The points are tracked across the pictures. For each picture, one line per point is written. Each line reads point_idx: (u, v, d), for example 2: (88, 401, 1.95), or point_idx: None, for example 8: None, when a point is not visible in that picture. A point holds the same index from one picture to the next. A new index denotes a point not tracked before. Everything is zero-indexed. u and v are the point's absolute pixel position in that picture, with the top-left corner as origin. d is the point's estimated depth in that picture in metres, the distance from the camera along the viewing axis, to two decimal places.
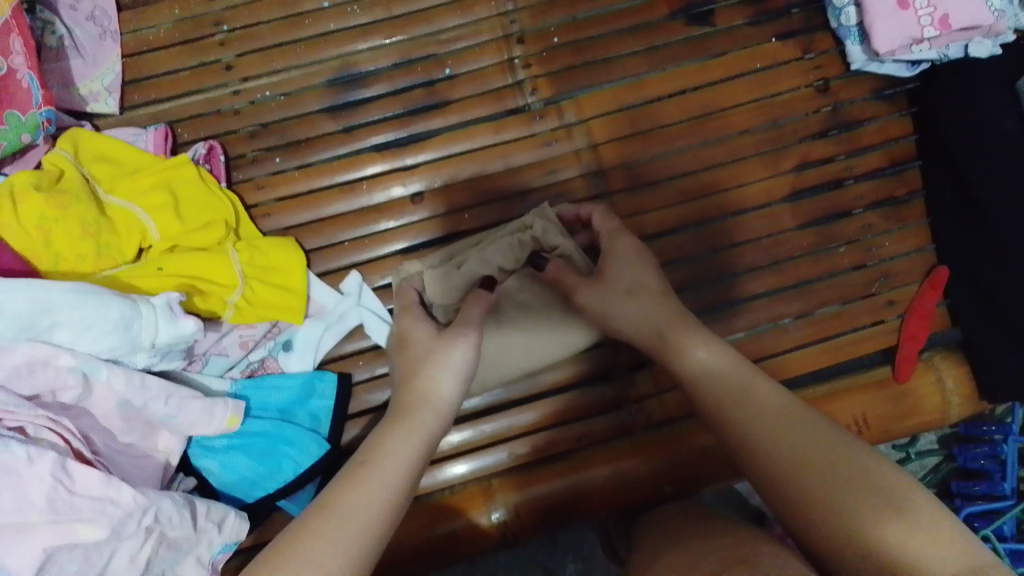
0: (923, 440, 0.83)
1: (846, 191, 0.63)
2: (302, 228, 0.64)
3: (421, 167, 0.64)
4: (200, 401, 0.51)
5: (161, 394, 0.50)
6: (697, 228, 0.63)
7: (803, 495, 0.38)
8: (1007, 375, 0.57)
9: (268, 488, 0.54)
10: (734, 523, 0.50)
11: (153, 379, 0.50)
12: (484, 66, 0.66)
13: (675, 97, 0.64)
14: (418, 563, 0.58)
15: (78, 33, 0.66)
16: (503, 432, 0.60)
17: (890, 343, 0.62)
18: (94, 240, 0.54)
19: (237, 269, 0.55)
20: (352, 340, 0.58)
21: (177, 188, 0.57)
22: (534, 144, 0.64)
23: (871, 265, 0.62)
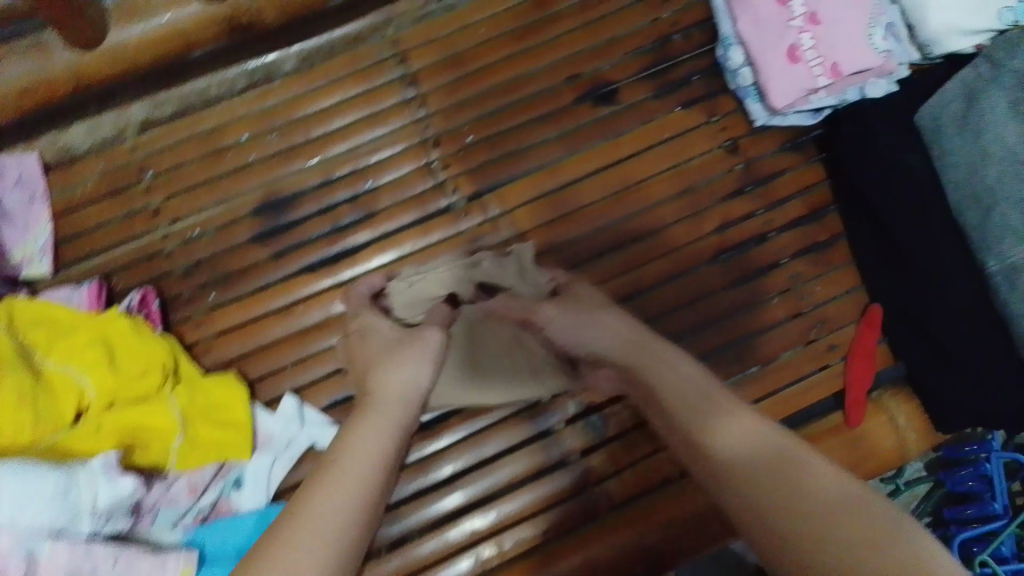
0: (909, 469, 0.82)
1: (770, 243, 0.64)
2: (245, 359, 0.64)
3: (355, 282, 0.65)
4: (150, 559, 0.50)
5: (108, 556, 0.49)
6: (632, 301, 0.63)
7: (768, 505, 0.37)
8: (955, 403, 0.58)
9: None
10: None
11: (99, 545, 0.49)
12: (405, 172, 0.67)
13: (592, 177, 0.66)
14: None
15: (8, 201, 0.65)
16: (466, 539, 0.59)
17: (838, 387, 0.62)
18: (30, 407, 0.52)
19: (177, 414, 0.56)
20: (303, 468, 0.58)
21: (112, 342, 0.57)
22: (462, 242, 0.65)
23: (805, 314, 0.63)
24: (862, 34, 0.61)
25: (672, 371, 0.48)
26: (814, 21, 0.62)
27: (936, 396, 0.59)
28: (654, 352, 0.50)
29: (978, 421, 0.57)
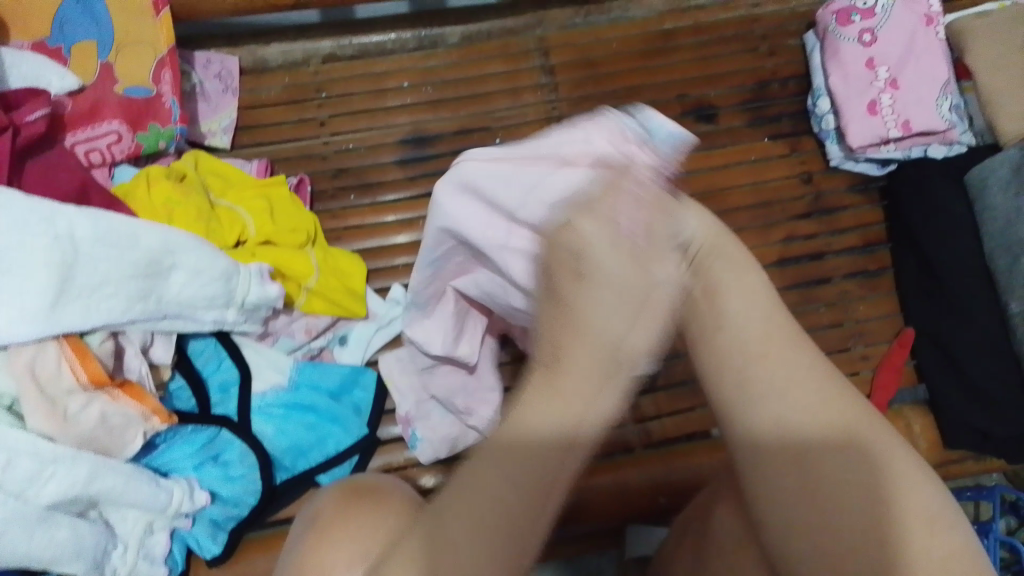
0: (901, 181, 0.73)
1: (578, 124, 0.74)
2: (258, 148, 0.71)
3: (260, 148, 0.71)
4: (125, 424, 0.50)
5: (107, 426, 0.49)
6: None
7: (810, 475, 0.32)
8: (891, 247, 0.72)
9: (313, 460, 0.59)
10: (659, 464, 0.64)
11: (113, 414, 0.49)
12: (268, 96, 0.72)
13: (367, 90, 0.73)
14: None
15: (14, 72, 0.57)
16: None
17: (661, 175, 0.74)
18: (203, 223, 0.59)
19: (276, 191, 0.64)
20: (357, 343, 0.64)
21: (206, 173, 0.64)
22: (301, 158, 0.71)
23: (674, 459, 0.64)
24: (932, 99, 0.73)
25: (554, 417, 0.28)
26: (895, 85, 0.73)
27: (948, 412, 0.67)
28: (645, 307, 0.31)
29: (842, 272, 0.73)
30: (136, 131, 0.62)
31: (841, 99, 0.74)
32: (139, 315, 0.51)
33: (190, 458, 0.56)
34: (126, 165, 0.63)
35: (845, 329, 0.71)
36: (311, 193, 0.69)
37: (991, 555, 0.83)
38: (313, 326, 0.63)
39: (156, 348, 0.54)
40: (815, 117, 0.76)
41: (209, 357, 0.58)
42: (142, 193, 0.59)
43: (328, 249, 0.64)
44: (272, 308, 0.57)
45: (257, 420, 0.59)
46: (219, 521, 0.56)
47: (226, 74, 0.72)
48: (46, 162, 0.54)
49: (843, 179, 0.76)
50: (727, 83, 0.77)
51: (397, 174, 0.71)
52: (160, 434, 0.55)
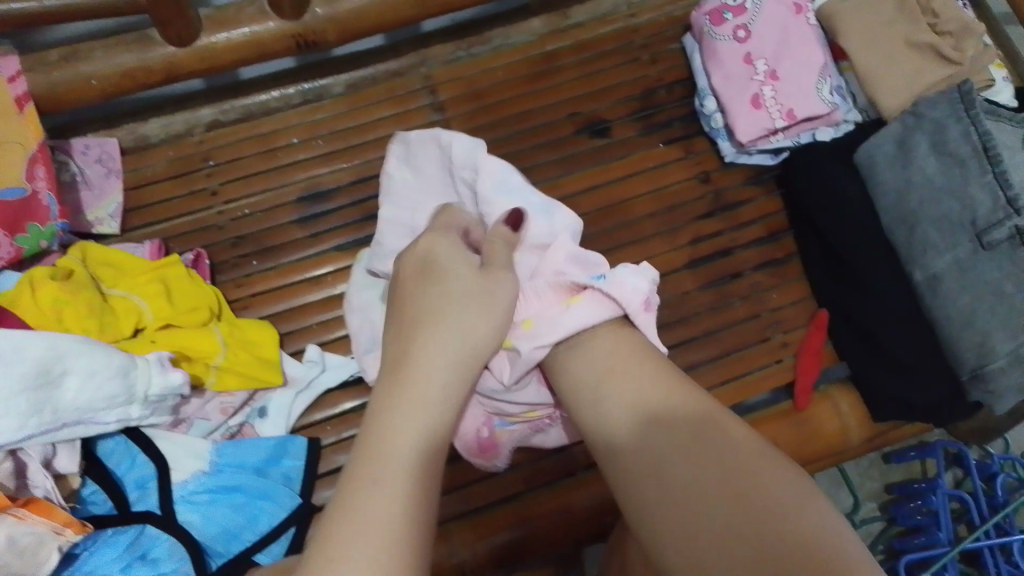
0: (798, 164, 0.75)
1: None
2: (152, 228, 0.69)
3: (153, 227, 0.69)
4: (34, 543, 0.48)
5: (16, 548, 0.47)
6: None
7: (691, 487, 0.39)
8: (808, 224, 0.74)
9: (247, 540, 0.57)
10: (599, 485, 0.64)
11: (20, 534, 0.47)
12: (156, 174, 0.71)
13: (256, 152, 0.72)
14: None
15: None
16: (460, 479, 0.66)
17: (562, 195, 0.74)
18: (96, 318, 0.58)
19: (171, 272, 0.63)
20: (279, 412, 0.63)
21: (95, 265, 0.62)
22: (197, 231, 0.69)
23: None
24: (812, 84, 0.74)
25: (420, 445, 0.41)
26: (774, 76, 0.74)
27: (872, 388, 0.68)
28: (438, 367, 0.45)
29: (752, 265, 0.74)
30: (14, 234, 0.60)
31: (724, 98, 0.75)
32: (36, 428, 0.49)
33: (116, 562, 0.53)
34: (9, 272, 0.61)
35: (762, 319, 0.72)
36: (211, 265, 0.68)
37: (941, 511, 0.83)
38: (229, 404, 0.61)
39: (60, 458, 0.52)
40: (705, 116, 0.78)
41: (121, 456, 0.57)
42: (28, 297, 0.56)
43: (233, 322, 0.63)
44: (179, 394, 0.56)
45: (183, 510, 0.57)
46: None
47: (108, 158, 0.70)
48: None
49: (740, 173, 0.77)
50: (616, 95, 0.78)
51: (298, 233, 0.70)
52: (79, 543, 0.52)
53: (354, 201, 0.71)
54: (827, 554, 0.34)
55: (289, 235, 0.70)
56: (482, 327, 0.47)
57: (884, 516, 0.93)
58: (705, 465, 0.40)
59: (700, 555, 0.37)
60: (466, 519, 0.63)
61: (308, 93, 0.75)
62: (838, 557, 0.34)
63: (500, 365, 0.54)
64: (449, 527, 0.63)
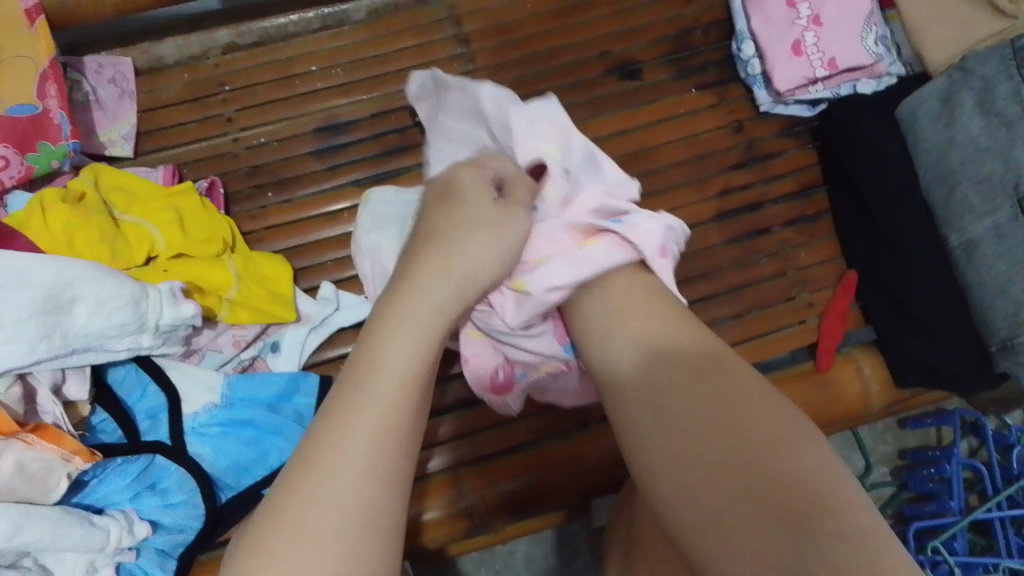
0: (836, 115, 0.72)
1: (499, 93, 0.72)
2: (165, 154, 0.67)
3: (167, 153, 0.67)
4: (44, 469, 0.48)
5: (25, 474, 0.47)
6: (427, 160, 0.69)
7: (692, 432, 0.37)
8: (844, 181, 0.71)
9: (257, 474, 0.57)
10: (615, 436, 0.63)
11: (30, 460, 0.47)
12: (170, 97, 0.69)
13: (273, 80, 0.70)
14: (419, 540, 0.61)
15: None
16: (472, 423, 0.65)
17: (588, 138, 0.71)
18: (108, 244, 0.56)
19: (184, 200, 0.61)
20: (296, 347, 0.61)
21: (108, 191, 0.61)
22: (211, 159, 0.67)
23: None
24: (857, 33, 0.71)
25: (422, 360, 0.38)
26: (818, 21, 0.72)
27: (896, 354, 0.66)
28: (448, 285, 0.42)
29: (781, 220, 0.72)
30: (25, 152, 0.58)
31: (763, 42, 0.72)
32: (44, 353, 0.48)
33: (126, 490, 0.53)
34: (20, 192, 0.59)
35: (788, 278, 0.70)
36: (225, 195, 0.66)
37: (955, 480, 0.82)
38: (241, 338, 0.60)
39: (70, 384, 0.51)
40: (741, 62, 0.74)
41: (132, 384, 0.57)
42: (38, 221, 0.55)
43: (247, 255, 0.61)
44: (191, 326, 0.55)
45: (193, 442, 0.57)
46: (167, 549, 0.54)
47: (121, 78, 0.68)
48: None
49: (774, 124, 0.74)
50: (649, 35, 0.75)
51: (314, 165, 0.68)
52: (88, 471, 0.52)
53: (374, 135, 0.69)
54: (829, 504, 0.31)
55: (306, 167, 0.68)
56: (505, 238, 0.47)
57: (895, 481, 0.93)
58: (714, 405, 0.37)
59: (694, 492, 0.35)
60: (477, 466, 0.63)
61: (328, 20, 0.72)
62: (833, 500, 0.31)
63: (502, 304, 0.53)
64: (460, 473, 0.62)
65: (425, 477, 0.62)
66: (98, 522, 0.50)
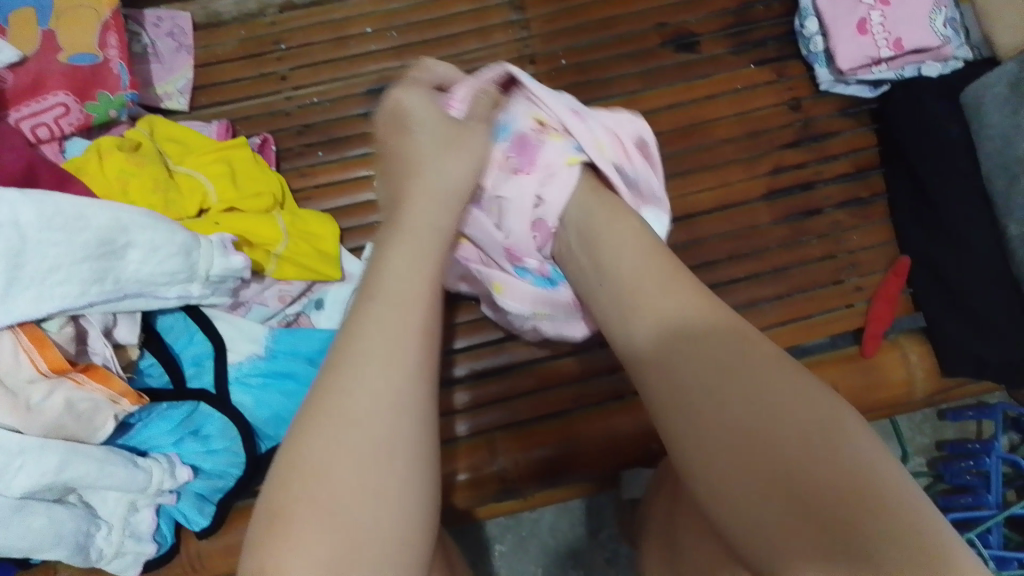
0: (898, 97, 0.70)
1: (553, 61, 0.71)
2: (219, 109, 0.68)
3: (221, 107, 0.68)
4: (91, 408, 0.49)
5: (73, 412, 0.48)
6: None
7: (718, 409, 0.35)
8: (902, 166, 0.69)
9: None
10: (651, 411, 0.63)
11: (79, 400, 0.48)
12: (226, 52, 0.69)
13: (328, 38, 0.70)
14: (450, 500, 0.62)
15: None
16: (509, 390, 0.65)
17: (640, 110, 0.70)
18: (162, 193, 0.57)
19: (236, 154, 0.62)
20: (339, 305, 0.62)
21: (163, 142, 0.62)
22: (263, 115, 0.68)
23: None
24: (925, 14, 0.69)
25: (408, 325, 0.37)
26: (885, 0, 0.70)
27: (946, 342, 0.64)
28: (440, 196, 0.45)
29: (833, 201, 0.70)
30: (84, 101, 0.59)
31: (828, 19, 0.70)
32: (97, 297, 0.49)
33: (169, 434, 0.55)
34: (78, 138, 0.60)
35: (837, 261, 0.69)
36: (276, 152, 0.67)
37: (992, 475, 0.80)
38: (287, 293, 0.61)
39: (120, 328, 0.52)
40: (803, 39, 0.73)
41: (180, 331, 0.58)
42: (95, 167, 0.56)
43: (296, 212, 0.62)
44: (239, 278, 0.56)
45: (236, 391, 0.58)
46: (205, 493, 0.55)
47: (178, 32, 0.69)
48: None
49: (833, 103, 0.72)
50: (708, 8, 0.73)
51: (364, 126, 0.68)
52: (134, 414, 0.54)
53: None
54: (870, 489, 0.30)
55: (357, 127, 0.68)
56: (466, 156, 0.48)
57: (931, 472, 0.91)
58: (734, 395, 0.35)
59: (730, 481, 0.33)
60: (511, 431, 0.63)
61: None
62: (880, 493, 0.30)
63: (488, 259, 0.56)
64: (494, 439, 0.63)
65: (459, 439, 0.63)
66: (142, 464, 0.52)
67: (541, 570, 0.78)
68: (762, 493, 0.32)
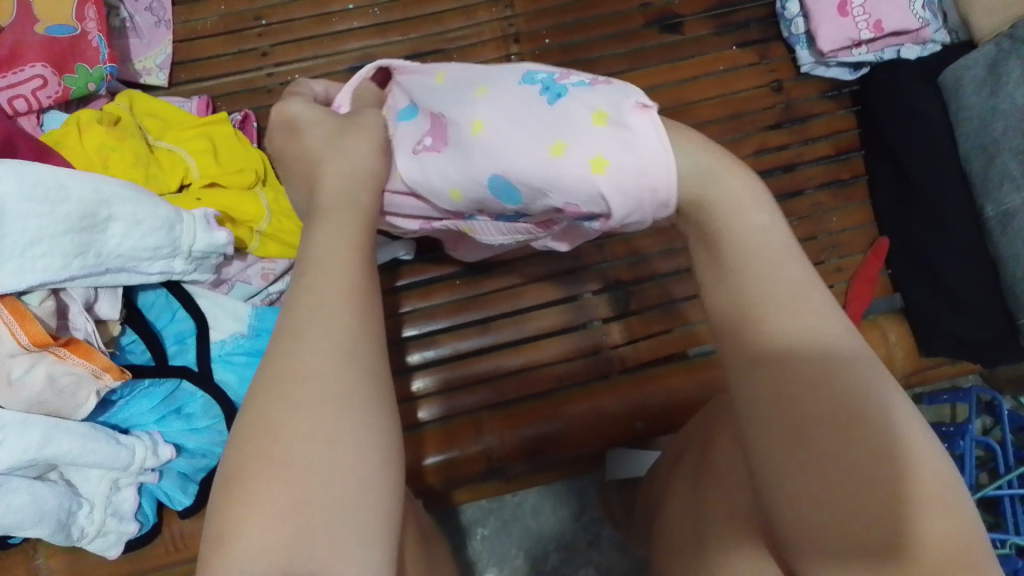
0: (879, 79, 0.71)
1: (537, 41, 0.71)
2: (199, 86, 0.67)
3: (201, 84, 0.67)
4: (73, 384, 0.48)
5: (56, 388, 0.47)
6: None
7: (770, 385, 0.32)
8: (883, 145, 0.70)
9: None
10: (636, 390, 0.63)
11: (61, 374, 0.47)
12: (206, 28, 0.68)
13: (310, 16, 0.69)
14: (434, 479, 0.62)
15: None
16: (493, 370, 0.64)
17: None
18: (143, 169, 0.56)
19: (217, 130, 0.60)
20: None
21: (143, 117, 0.61)
22: (245, 92, 0.67)
23: (650, 383, 0.63)
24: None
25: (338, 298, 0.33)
26: None
27: (926, 322, 0.65)
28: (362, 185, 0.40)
29: (815, 182, 0.71)
30: (63, 74, 0.58)
31: (810, 1, 0.71)
32: (78, 270, 0.48)
33: (151, 413, 0.54)
34: (56, 111, 0.59)
35: (818, 242, 0.69)
36: (258, 129, 0.66)
37: (966, 457, 0.81)
38: (270, 271, 0.60)
39: (102, 303, 0.52)
40: (785, 21, 0.73)
41: (162, 308, 0.57)
42: (74, 139, 0.55)
43: (279, 189, 0.61)
44: (223, 254, 0.55)
45: (218, 369, 0.57)
46: (188, 473, 0.55)
47: (158, 7, 0.68)
48: None
49: (814, 85, 0.73)
50: None
51: None
52: (116, 391, 0.53)
53: None
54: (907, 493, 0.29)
55: None
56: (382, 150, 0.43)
57: None
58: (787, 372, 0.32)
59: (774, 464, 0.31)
60: (500, 411, 0.63)
61: None
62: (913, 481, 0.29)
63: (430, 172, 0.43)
64: (480, 417, 0.62)
65: (445, 418, 0.63)
66: (126, 442, 0.51)
67: (523, 553, 0.78)
68: (820, 491, 0.30)
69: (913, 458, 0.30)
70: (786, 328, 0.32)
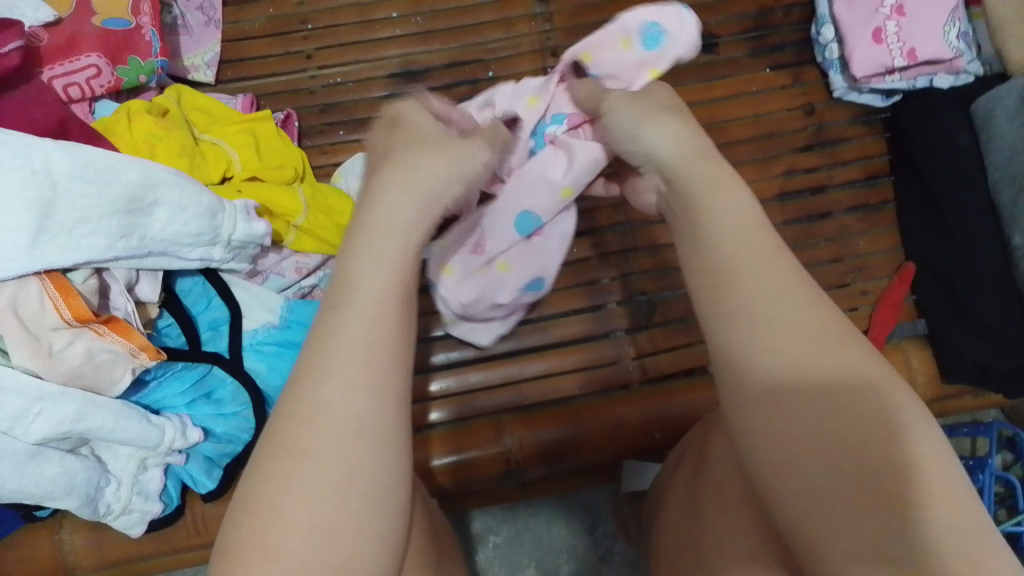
0: (911, 106, 0.71)
1: None
2: (244, 84, 0.69)
3: (246, 82, 0.69)
4: (110, 361, 0.49)
5: (93, 363, 0.49)
6: None
7: (788, 416, 0.31)
8: (912, 172, 0.70)
9: None
10: (656, 402, 0.63)
11: (99, 351, 0.49)
12: (254, 29, 0.71)
13: (355, 21, 0.71)
14: (451, 478, 0.62)
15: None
16: (516, 374, 0.65)
17: None
18: (188, 159, 0.58)
19: (260, 126, 0.62)
20: None
21: (190, 110, 0.63)
22: (287, 92, 0.69)
23: (671, 395, 0.63)
24: (940, 27, 0.71)
25: (369, 294, 0.33)
26: (901, 11, 0.71)
27: (946, 348, 0.65)
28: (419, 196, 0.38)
29: (842, 205, 0.71)
30: (116, 65, 0.60)
31: (845, 28, 0.72)
32: (122, 252, 0.50)
33: (182, 396, 0.56)
34: (107, 100, 0.61)
35: (843, 264, 0.70)
36: (299, 129, 0.68)
37: (984, 490, 0.81)
38: (304, 265, 0.62)
39: (142, 285, 0.53)
40: (819, 46, 0.74)
41: (198, 295, 0.58)
42: (124, 128, 0.57)
43: (316, 185, 0.63)
44: (260, 245, 0.57)
45: (249, 357, 0.59)
46: (214, 457, 0.56)
47: (209, 6, 0.70)
48: (21, 98, 0.53)
49: (845, 110, 0.74)
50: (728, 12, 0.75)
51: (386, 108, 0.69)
52: (150, 371, 0.55)
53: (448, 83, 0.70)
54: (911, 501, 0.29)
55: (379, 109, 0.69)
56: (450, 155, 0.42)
57: None
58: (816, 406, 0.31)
59: (810, 498, 0.30)
60: (520, 413, 0.64)
61: None
62: (927, 490, 0.29)
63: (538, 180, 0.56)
64: (500, 419, 0.63)
65: (465, 418, 0.64)
66: (157, 422, 0.52)
67: (534, 562, 0.79)
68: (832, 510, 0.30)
69: (929, 470, 0.29)
70: (782, 323, 0.32)
